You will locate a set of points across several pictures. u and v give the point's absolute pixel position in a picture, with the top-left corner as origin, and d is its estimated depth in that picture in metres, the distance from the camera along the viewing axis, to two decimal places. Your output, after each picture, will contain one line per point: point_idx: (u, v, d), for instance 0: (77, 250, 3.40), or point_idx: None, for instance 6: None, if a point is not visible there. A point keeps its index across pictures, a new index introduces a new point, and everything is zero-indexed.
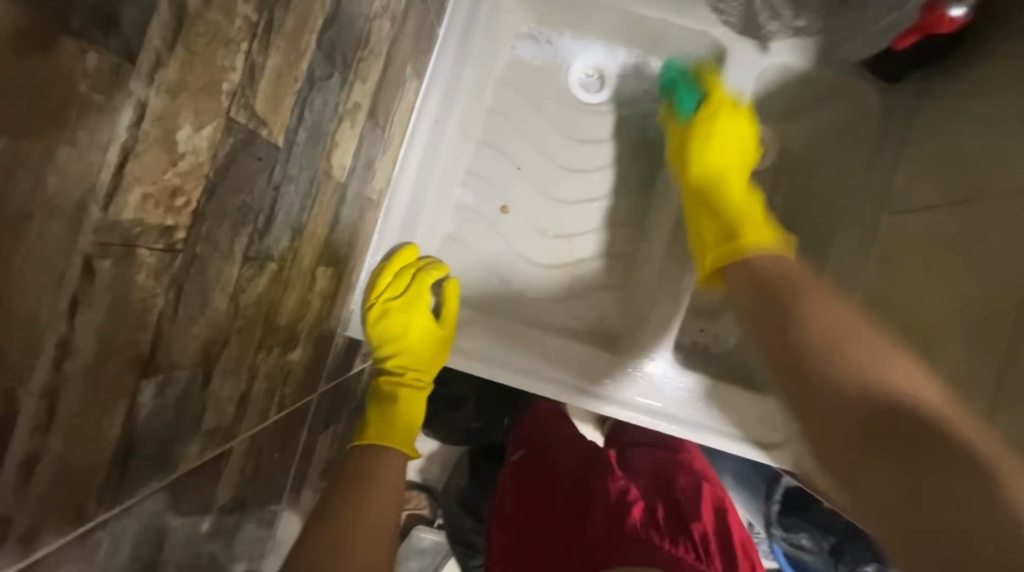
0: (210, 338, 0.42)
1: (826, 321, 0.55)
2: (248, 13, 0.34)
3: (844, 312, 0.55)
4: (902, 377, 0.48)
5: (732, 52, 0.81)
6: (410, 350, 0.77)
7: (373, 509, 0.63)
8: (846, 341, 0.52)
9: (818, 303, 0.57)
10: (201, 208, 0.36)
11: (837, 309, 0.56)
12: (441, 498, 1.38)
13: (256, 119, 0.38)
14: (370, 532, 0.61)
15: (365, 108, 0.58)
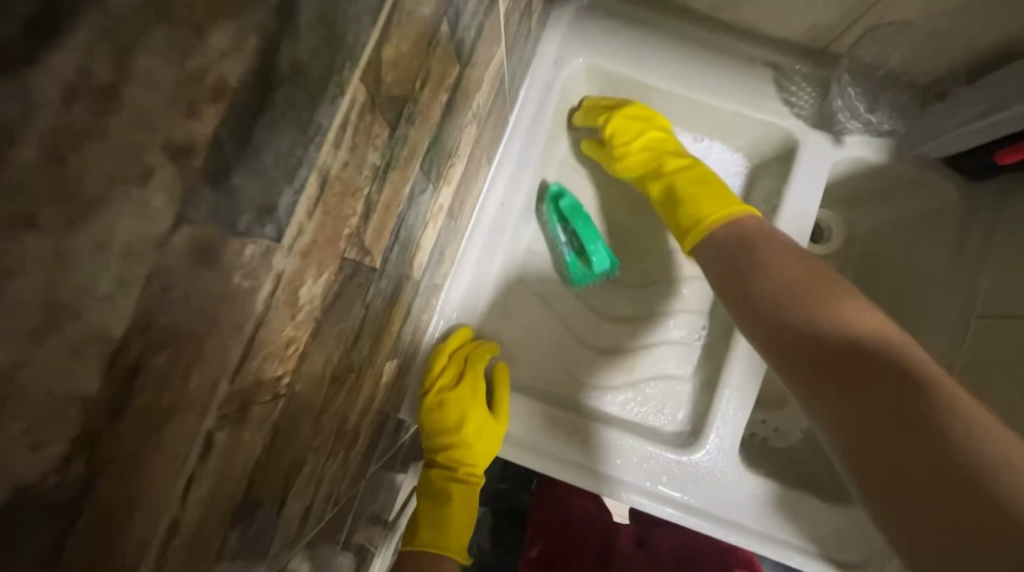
0: (292, 463, 0.41)
1: (852, 306, 0.60)
2: (374, 160, 0.33)
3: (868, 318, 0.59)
4: (851, 314, 0.60)
5: (804, 144, 0.79)
6: (464, 442, 0.74)
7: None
8: (813, 287, 0.64)
9: (852, 307, 0.60)
10: (306, 347, 0.34)
11: (864, 314, 0.59)
12: None
13: (363, 251, 0.38)
14: None
15: (445, 207, 0.59)
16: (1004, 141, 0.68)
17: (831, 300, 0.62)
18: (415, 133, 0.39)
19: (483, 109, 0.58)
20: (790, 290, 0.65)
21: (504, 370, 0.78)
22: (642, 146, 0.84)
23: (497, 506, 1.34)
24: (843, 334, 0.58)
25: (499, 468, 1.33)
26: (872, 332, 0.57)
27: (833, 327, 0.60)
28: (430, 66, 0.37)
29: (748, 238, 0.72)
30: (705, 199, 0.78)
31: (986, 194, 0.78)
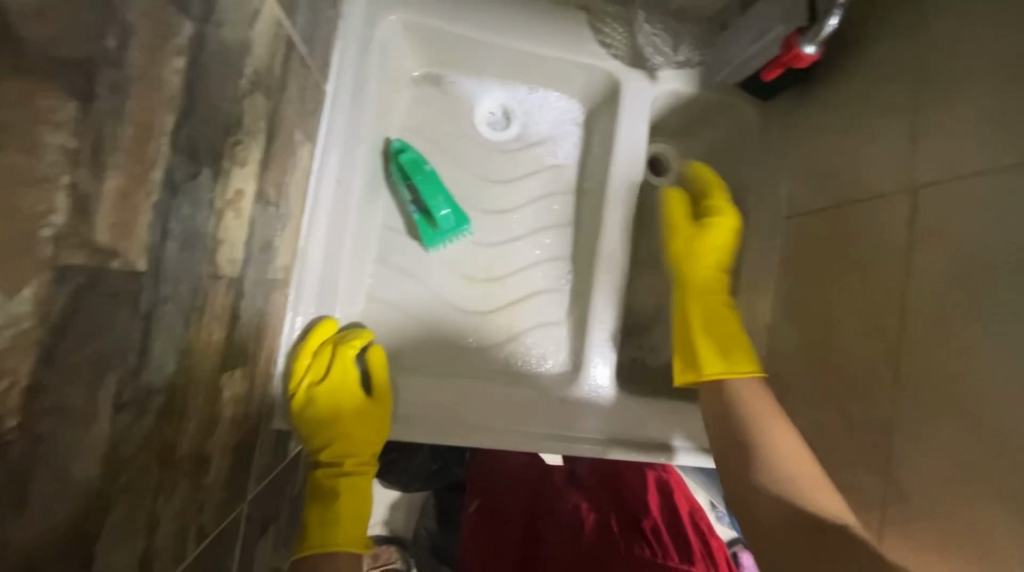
0: (84, 515, 0.35)
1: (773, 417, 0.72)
2: (64, 140, 0.28)
3: (798, 454, 0.69)
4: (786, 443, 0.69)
5: (625, 81, 0.84)
6: (347, 433, 0.71)
7: None
8: (767, 424, 0.71)
9: (783, 433, 0.71)
10: (38, 379, 0.29)
11: (795, 448, 0.69)
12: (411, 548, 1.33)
13: (102, 253, 0.32)
14: None
15: (250, 193, 0.53)
16: (761, 62, 0.78)
17: (766, 436, 0.70)
18: (141, 105, 0.33)
19: (267, 78, 0.52)
20: (736, 423, 0.72)
21: (380, 352, 0.75)
22: (713, 261, 0.85)
23: (438, 485, 1.36)
24: (783, 474, 0.67)
25: (430, 451, 1.33)
26: (795, 463, 0.68)
27: (772, 460, 0.68)
28: (128, 22, 0.31)
29: (740, 398, 0.74)
30: (715, 347, 0.79)
31: (777, 109, 0.90)
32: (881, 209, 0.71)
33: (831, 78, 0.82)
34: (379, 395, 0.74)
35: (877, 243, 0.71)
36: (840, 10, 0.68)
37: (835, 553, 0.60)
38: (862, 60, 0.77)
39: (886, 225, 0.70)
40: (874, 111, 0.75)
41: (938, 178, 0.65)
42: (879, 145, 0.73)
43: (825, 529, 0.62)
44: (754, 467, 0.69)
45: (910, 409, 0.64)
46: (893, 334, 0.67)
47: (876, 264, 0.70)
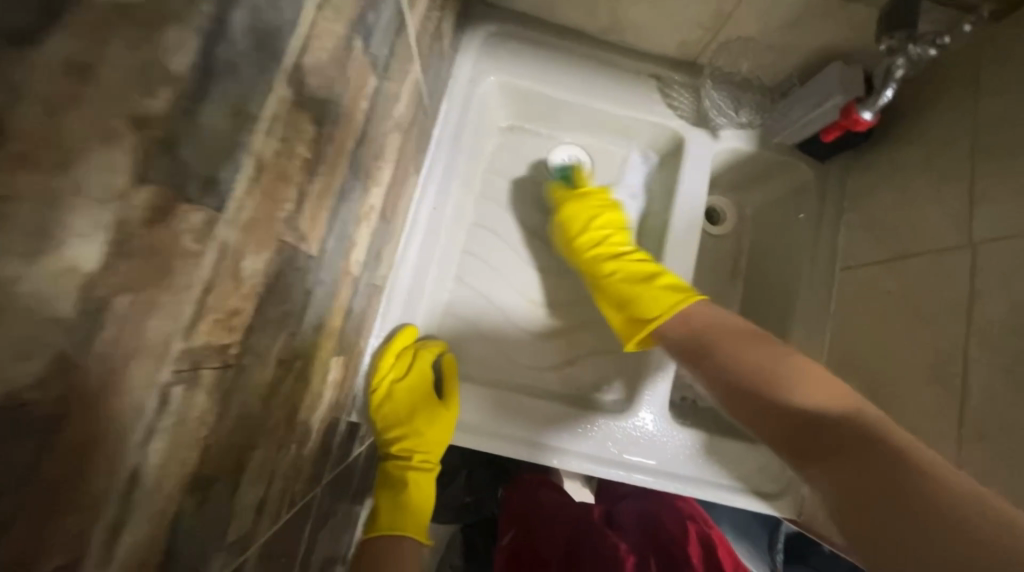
0: (243, 444, 0.43)
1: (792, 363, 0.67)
2: (303, 152, 0.38)
3: (790, 368, 0.67)
4: (796, 380, 0.66)
5: (689, 139, 0.93)
6: (418, 432, 0.77)
7: None
8: (760, 359, 0.69)
9: (807, 383, 0.65)
10: (251, 322, 0.38)
11: (810, 373, 0.66)
12: None
13: (299, 237, 0.42)
14: None
15: (377, 209, 0.64)
16: (819, 126, 0.86)
17: (773, 375, 0.67)
18: (339, 133, 0.45)
19: (404, 120, 0.65)
20: (750, 369, 0.69)
21: (452, 360, 0.83)
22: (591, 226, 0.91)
23: (468, 521, 1.37)
24: (812, 414, 0.62)
25: (465, 480, 1.37)
26: (828, 405, 0.62)
27: (792, 404, 0.64)
28: (348, 74, 0.43)
29: (698, 326, 0.76)
30: (648, 294, 0.81)
31: (834, 170, 0.96)
32: (943, 265, 0.73)
33: (889, 146, 0.88)
34: (449, 399, 0.80)
35: (936, 298, 0.73)
36: (897, 82, 0.77)
37: (823, 447, 0.60)
38: (921, 129, 0.83)
39: (948, 280, 0.72)
40: (933, 175, 0.79)
41: (998, 235, 0.68)
42: (938, 206, 0.76)
43: (839, 435, 0.59)
44: (766, 399, 0.66)
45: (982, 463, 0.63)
46: (957, 386, 0.67)
47: (939, 317, 0.72)
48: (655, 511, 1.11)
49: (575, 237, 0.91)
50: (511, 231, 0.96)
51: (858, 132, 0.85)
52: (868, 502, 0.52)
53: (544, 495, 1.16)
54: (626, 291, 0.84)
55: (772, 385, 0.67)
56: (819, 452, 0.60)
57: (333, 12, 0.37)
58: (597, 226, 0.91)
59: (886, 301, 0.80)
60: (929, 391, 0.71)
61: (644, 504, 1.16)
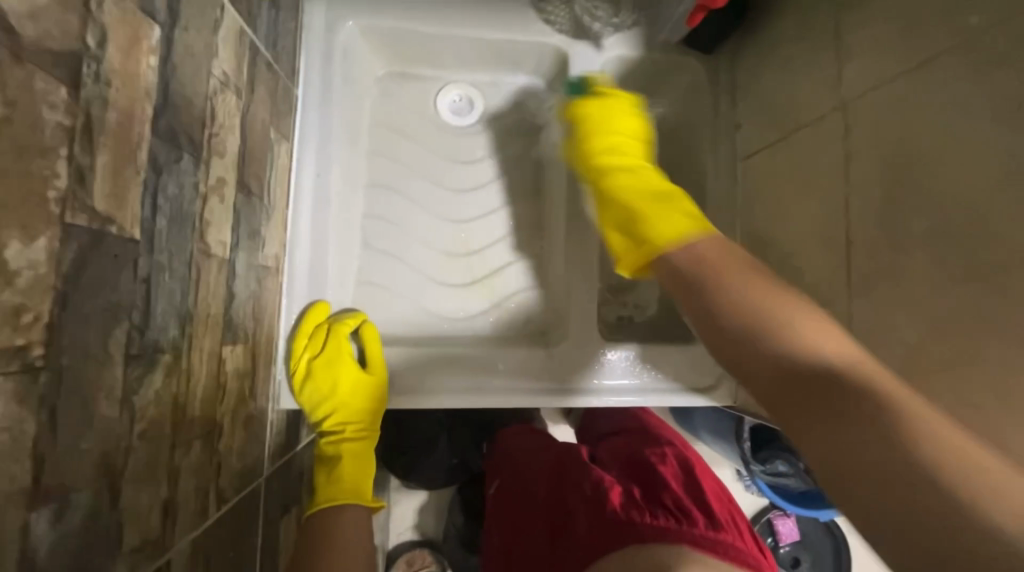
0: (108, 449, 0.40)
1: (753, 281, 0.54)
2: (59, 118, 0.34)
3: (772, 289, 0.53)
4: (754, 293, 0.53)
5: (572, 53, 0.90)
6: (345, 405, 0.77)
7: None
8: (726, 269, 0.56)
9: (776, 298, 0.52)
10: (56, 319, 0.34)
11: (772, 290, 0.53)
12: (445, 546, 1.40)
13: (99, 218, 0.38)
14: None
15: (232, 182, 0.59)
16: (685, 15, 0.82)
17: (719, 279, 0.55)
18: (120, 95, 0.40)
19: (236, 78, 0.59)
20: (733, 323, 0.53)
21: (371, 326, 0.81)
22: (619, 144, 0.77)
23: (461, 480, 1.40)
24: (805, 350, 0.48)
25: (448, 444, 1.35)
26: (810, 338, 0.48)
27: (781, 347, 0.49)
28: (102, 24, 0.37)
29: (707, 260, 0.58)
30: (654, 212, 0.66)
31: (723, 59, 0.94)
32: (822, 131, 0.74)
33: (770, 21, 0.86)
34: (374, 367, 0.79)
35: (817, 166, 0.75)
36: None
37: (793, 384, 0.47)
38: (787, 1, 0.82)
39: (827, 147, 0.73)
40: (803, 43, 0.79)
41: (864, 91, 0.69)
42: (813, 73, 0.77)
43: (811, 381, 0.46)
44: (755, 341, 0.51)
45: (874, 309, 0.66)
46: (843, 242, 0.70)
47: (824, 183, 0.74)
48: (637, 446, 1.07)
49: (587, 141, 0.78)
50: (413, 185, 0.92)
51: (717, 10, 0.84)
52: (857, 474, 0.39)
53: (522, 442, 1.12)
54: (629, 213, 0.69)
55: (723, 295, 0.54)
56: (802, 399, 0.46)
57: None
58: (612, 134, 0.77)
59: (780, 179, 0.82)
60: (822, 256, 0.74)
61: (625, 440, 1.12)
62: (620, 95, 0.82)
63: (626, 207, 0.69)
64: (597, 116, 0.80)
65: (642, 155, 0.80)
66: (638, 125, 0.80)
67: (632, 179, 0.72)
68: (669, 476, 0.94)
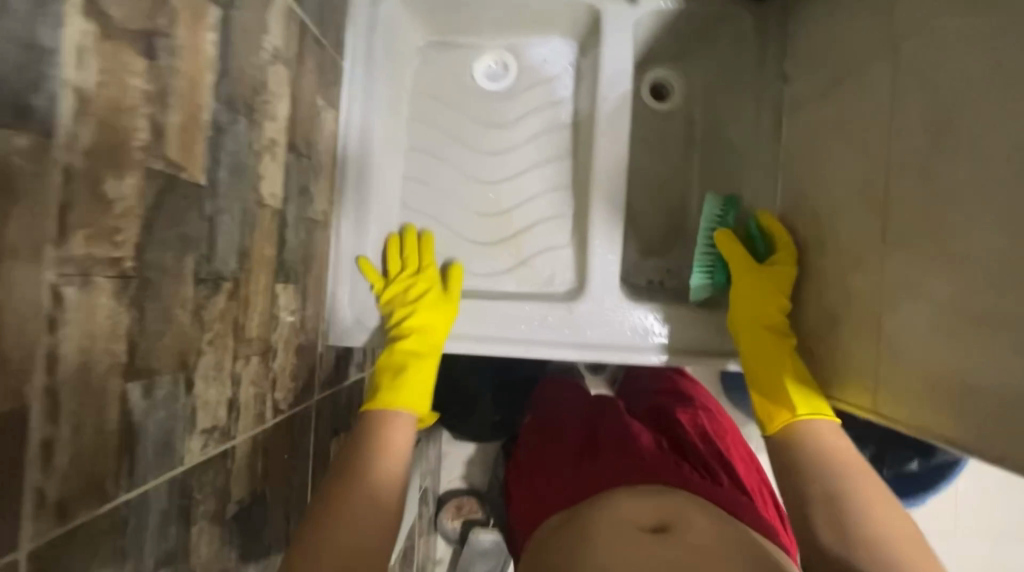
0: (184, 348, 0.52)
1: (895, 536, 0.63)
2: (140, 84, 0.44)
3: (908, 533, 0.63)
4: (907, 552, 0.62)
5: (606, 10, 0.88)
6: (421, 316, 0.86)
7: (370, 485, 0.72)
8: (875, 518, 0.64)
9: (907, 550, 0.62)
10: (142, 241, 0.45)
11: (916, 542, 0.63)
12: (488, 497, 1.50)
13: (172, 164, 0.48)
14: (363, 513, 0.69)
15: (283, 143, 0.69)
16: None
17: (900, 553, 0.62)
18: (187, 66, 0.49)
19: (285, 52, 0.68)
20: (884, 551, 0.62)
21: (458, 266, 0.91)
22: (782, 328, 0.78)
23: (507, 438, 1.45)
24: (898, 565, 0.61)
25: (491, 401, 1.41)
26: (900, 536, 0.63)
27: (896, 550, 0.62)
28: (171, 6, 0.46)
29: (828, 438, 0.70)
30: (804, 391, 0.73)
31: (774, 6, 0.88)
32: (873, 76, 0.67)
33: None
34: (451, 292, 0.89)
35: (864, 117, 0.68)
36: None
37: None
38: None
39: (874, 95, 0.67)
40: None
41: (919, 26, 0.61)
42: (867, 12, 0.69)
43: None
44: (855, 523, 0.64)
45: (904, 270, 0.60)
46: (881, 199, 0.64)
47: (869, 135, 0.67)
48: (669, 402, 1.09)
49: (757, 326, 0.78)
50: (450, 149, 0.98)
51: None
52: None
53: (559, 393, 1.16)
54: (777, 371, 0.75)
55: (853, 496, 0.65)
56: None
57: None
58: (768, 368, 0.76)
59: (825, 135, 0.76)
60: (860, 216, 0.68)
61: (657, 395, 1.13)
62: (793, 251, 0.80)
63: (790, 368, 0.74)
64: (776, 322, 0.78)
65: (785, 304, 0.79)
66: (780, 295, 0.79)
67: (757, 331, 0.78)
68: (698, 436, 0.99)
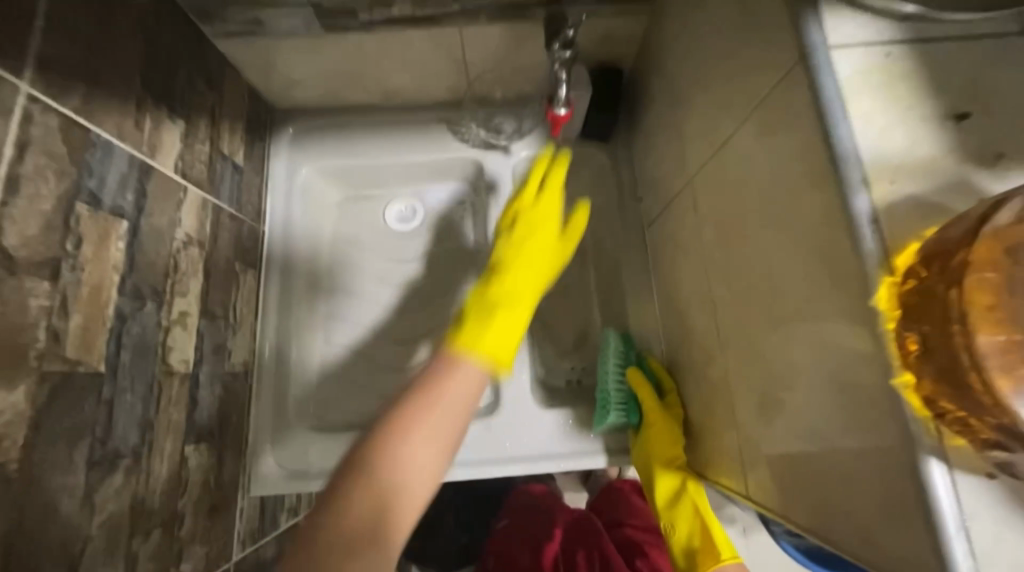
0: (69, 538, 0.53)
1: None
2: (42, 302, 0.51)
3: None
4: None
5: (487, 161, 1.07)
6: (535, 251, 0.86)
7: (364, 481, 0.59)
8: None
9: None
10: (29, 440, 0.49)
11: None
12: None
13: (69, 362, 0.54)
14: (369, 517, 0.58)
15: (195, 312, 0.76)
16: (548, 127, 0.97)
17: None
18: (92, 274, 0.57)
19: (198, 234, 0.78)
20: None
21: (585, 208, 0.93)
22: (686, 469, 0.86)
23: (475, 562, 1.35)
24: None
25: (455, 521, 1.34)
26: None
27: None
28: (78, 232, 0.56)
29: None
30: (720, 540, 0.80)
31: (620, 142, 1.08)
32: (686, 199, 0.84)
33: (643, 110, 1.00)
34: (571, 233, 0.91)
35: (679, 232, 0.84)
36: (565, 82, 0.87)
37: None
38: (642, 96, 0.96)
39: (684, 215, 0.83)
40: (656, 128, 0.90)
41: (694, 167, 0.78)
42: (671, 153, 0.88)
43: None
44: None
45: (733, 361, 0.67)
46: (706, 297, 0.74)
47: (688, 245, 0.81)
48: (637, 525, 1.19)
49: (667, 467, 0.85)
50: (367, 285, 1.08)
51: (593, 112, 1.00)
52: None
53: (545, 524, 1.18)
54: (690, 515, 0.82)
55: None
56: None
57: (31, 200, 0.50)
58: (684, 510, 0.83)
59: (665, 243, 0.91)
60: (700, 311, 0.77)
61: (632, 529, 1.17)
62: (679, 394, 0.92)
63: (704, 518, 0.81)
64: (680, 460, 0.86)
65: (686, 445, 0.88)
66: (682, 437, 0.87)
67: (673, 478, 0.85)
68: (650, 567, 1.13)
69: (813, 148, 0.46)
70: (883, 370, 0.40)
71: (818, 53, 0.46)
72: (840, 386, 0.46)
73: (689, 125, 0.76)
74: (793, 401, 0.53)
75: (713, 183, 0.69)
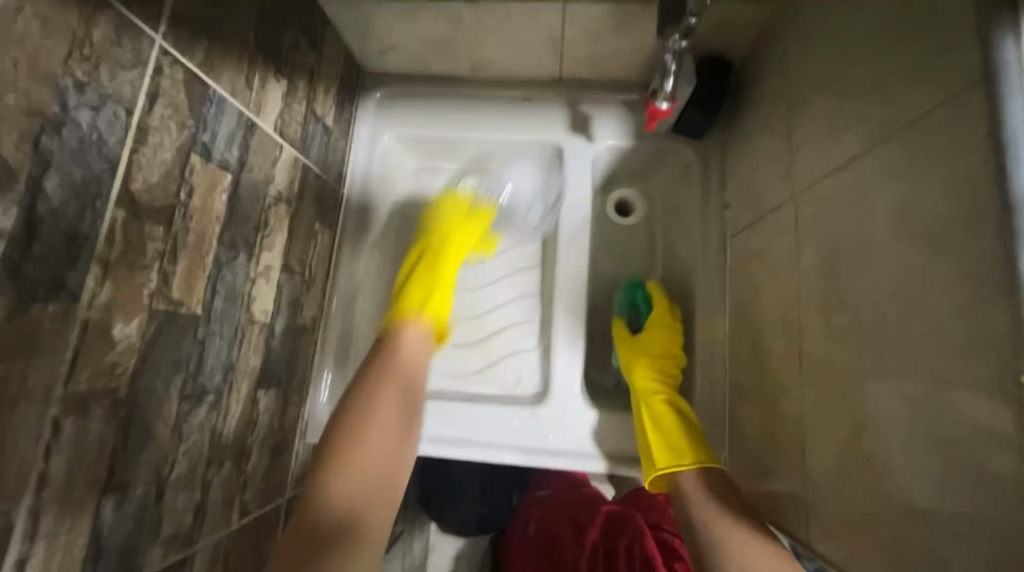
0: (160, 460, 0.58)
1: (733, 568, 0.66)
2: (156, 246, 0.55)
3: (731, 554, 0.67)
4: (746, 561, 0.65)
5: (568, 147, 1.03)
6: (422, 272, 0.97)
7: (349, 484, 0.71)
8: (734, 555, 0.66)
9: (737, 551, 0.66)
10: (137, 370, 0.54)
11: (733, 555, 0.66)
12: None
13: (174, 302, 0.58)
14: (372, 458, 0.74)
15: (278, 266, 0.80)
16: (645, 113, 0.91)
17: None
18: (197, 224, 0.61)
19: (287, 192, 0.81)
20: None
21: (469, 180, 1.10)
22: (662, 385, 0.89)
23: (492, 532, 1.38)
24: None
25: (479, 491, 1.36)
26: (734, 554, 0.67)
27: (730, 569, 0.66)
28: (190, 182, 0.59)
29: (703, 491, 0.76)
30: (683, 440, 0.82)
31: (714, 142, 1.00)
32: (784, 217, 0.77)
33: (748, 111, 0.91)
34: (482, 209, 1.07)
35: (770, 250, 0.78)
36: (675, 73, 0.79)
37: None
38: (750, 96, 0.88)
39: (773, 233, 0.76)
40: (761, 133, 0.83)
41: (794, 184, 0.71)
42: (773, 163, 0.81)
43: None
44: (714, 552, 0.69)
45: (813, 400, 0.63)
46: (790, 326, 0.69)
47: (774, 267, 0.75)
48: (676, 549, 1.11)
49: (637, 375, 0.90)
50: None
51: (691, 106, 0.92)
52: None
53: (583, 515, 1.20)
54: (657, 420, 0.85)
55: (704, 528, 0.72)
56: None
57: (155, 149, 0.54)
58: (654, 414, 0.86)
59: (751, 260, 0.84)
60: (778, 339, 0.73)
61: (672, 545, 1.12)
62: (665, 319, 0.96)
63: (674, 424, 0.84)
64: (659, 373, 0.91)
65: (666, 365, 0.92)
66: (664, 359, 0.93)
67: (647, 386, 0.89)
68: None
69: (980, 188, 0.39)
70: (1018, 454, 0.36)
71: (1006, 79, 0.38)
72: (953, 461, 0.41)
73: (805, 135, 0.68)
74: (887, 463, 0.49)
75: (823, 206, 0.63)
